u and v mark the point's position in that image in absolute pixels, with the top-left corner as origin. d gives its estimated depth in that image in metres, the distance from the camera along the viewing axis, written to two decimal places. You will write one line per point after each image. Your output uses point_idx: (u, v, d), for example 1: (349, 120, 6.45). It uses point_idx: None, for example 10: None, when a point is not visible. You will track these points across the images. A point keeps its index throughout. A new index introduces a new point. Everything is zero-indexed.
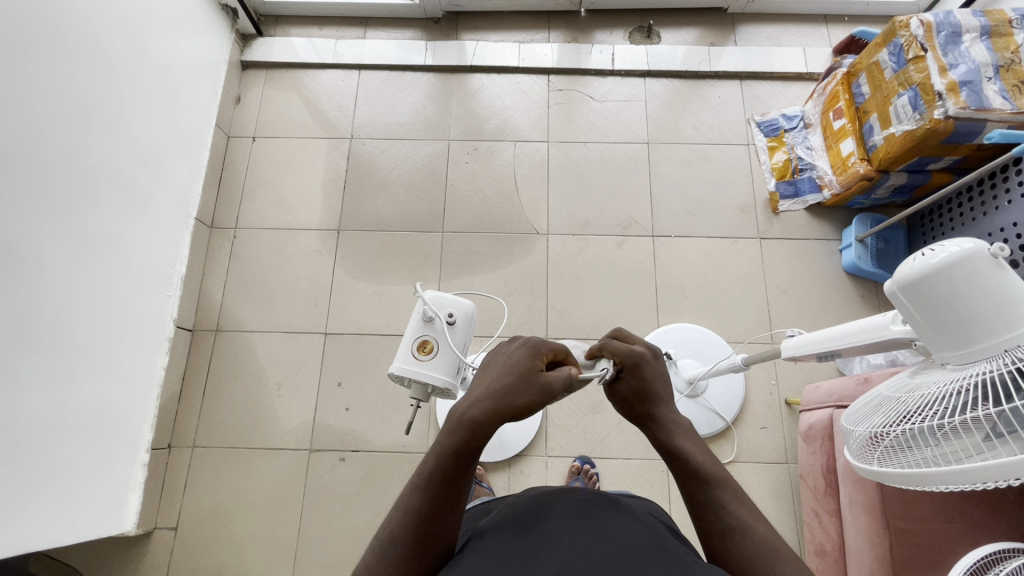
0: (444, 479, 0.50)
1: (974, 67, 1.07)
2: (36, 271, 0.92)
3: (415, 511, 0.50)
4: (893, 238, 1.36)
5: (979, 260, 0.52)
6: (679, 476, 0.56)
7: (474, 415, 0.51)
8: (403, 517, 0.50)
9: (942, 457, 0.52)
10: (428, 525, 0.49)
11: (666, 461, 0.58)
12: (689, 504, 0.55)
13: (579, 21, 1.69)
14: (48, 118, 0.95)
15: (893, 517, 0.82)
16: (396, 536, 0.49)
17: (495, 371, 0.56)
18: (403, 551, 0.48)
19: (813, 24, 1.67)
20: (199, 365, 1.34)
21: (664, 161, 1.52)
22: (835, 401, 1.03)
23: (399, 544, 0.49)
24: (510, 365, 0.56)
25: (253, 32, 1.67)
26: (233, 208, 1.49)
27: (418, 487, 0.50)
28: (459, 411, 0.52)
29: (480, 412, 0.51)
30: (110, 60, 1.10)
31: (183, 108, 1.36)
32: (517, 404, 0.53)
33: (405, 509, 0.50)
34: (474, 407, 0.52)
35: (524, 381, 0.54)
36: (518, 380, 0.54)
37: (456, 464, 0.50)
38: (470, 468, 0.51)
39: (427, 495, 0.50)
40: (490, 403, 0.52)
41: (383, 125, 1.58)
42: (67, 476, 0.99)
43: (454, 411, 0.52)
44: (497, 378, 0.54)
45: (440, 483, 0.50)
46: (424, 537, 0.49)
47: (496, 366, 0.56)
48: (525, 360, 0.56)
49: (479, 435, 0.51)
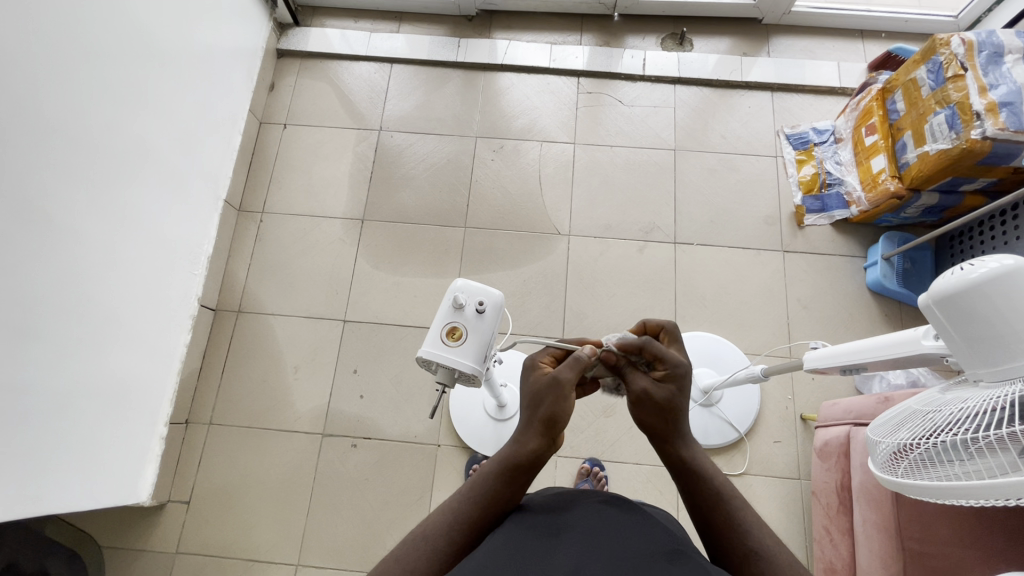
0: (497, 494, 0.53)
1: (1016, 87, 1.05)
2: (72, 241, 0.95)
3: (457, 512, 0.52)
4: (920, 258, 1.34)
5: (1020, 278, 0.51)
6: (695, 491, 0.56)
7: (521, 436, 0.56)
8: (442, 514, 0.52)
9: (972, 472, 0.50)
10: (465, 531, 0.51)
11: (675, 475, 0.59)
12: (698, 516, 0.56)
13: (612, 25, 1.69)
14: (93, 95, 0.98)
15: (909, 539, 0.82)
16: (428, 534, 0.51)
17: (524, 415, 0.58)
18: (434, 548, 0.50)
19: (848, 39, 1.65)
20: (220, 344, 1.37)
21: (690, 169, 1.51)
22: (853, 419, 1.01)
23: (432, 542, 0.50)
24: (530, 385, 0.60)
25: (290, 21, 1.70)
26: (261, 193, 1.52)
27: (468, 496, 0.53)
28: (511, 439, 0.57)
29: (525, 434, 0.56)
30: (154, 41, 1.13)
31: (218, 92, 1.39)
32: (551, 417, 0.57)
33: (448, 511, 0.52)
34: (521, 429, 0.57)
35: (550, 420, 0.57)
36: (544, 422, 0.56)
37: (504, 477, 0.53)
38: (522, 488, 0.54)
39: (478, 507, 0.52)
40: (532, 424, 0.57)
41: (412, 118, 1.59)
42: (87, 443, 1.02)
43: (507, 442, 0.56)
44: (529, 424, 0.57)
45: (489, 494, 0.53)
46: (456, 541, 0.51)
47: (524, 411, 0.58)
48: (535, 403, 0.58)
49: (528, 456, 0.54)
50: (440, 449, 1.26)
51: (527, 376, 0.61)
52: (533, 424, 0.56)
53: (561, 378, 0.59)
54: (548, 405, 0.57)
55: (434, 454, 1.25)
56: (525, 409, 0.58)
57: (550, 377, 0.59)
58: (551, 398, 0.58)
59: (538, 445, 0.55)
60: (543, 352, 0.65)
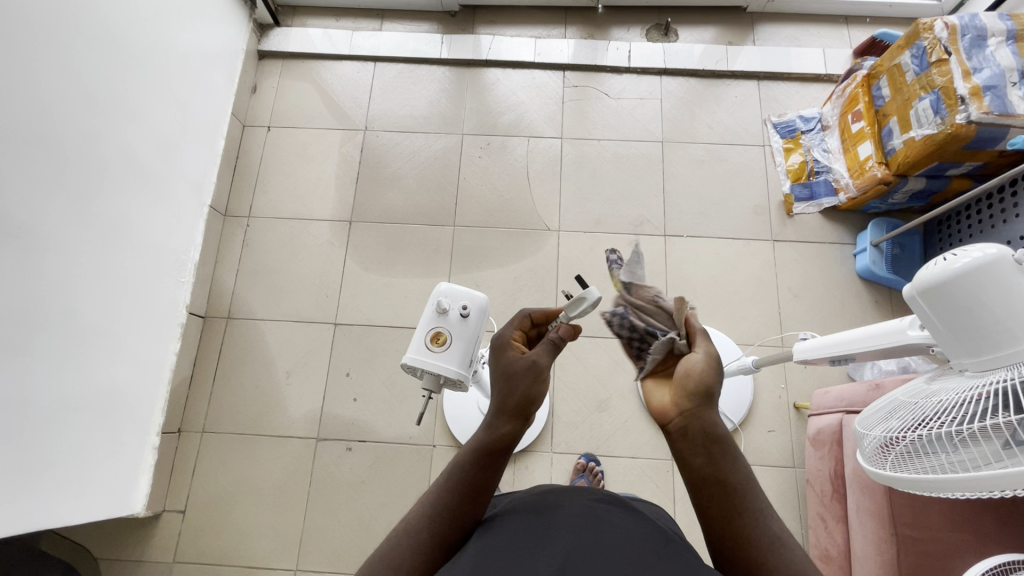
0: (472, 484, 0.52)
1: (999, 71, 1.05)
2: (54, 253, 0.93)
3: (437, 506, 0.51)
4: (909, 243, 1.34)
5: (1003, 267, 0.51)
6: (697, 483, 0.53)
7: (493, 421, 0.55)
8: (423, 510, 0.52)
9: (958, 463, 0.51)
10: (445, 522, 0.51)
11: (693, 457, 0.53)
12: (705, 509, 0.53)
13: (597, 17, 1.68)
14: (69, 102, 0.96)
15: (902, 525, 0.82)
16: (413, 529, 0.51)
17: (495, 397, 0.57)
18: (416, 544, 0.50)
19: (833, 25, 1.65)
20: (210, 351, 1.36)
21: (679, 160, 1.51)
22: (845, 406, 1.02)
23: (415, 538, 0.50)
24: (501, 367, 0.58)
25: (271, 22, 1.68)
26: (247, 197, 1.51)
27: (445, 487, 0.52)
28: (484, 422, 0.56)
29: (497, 418, 0.55)
30: (130, 46, 1.11)
31: (199, 95, 1.37)
32: (522, 398, 0.56)
33: (428, 504, 0.52)
34: (493, 413, 0.56)
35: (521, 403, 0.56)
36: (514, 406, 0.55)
37: (485, 468, 0.53)
38: (495, 473, 0.53)
39: (456, 497, 0.52)
40: (507, 406, 0.55)
41: (398, 117, 1.58)
42: (78, 457, 1.01)
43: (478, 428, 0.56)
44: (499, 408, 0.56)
45: (465, 482, 0.52)
46: (437, 532, 0.50)
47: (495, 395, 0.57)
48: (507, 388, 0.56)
49: (499, 439, 0.54)
50: (435, 449, 1.26)
51: (497, 360, 0.59)
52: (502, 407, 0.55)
53: (536, 361, 0.57)
54: (518, 389, 0.56)
55: (430, 454, 1.25)
56: (502, 393, 0.57)
57: (525, 360, 0.57)
58: (527, 379, 0.56)
59: (509, 427, 0.54)
60: (511, 327, 0.62)
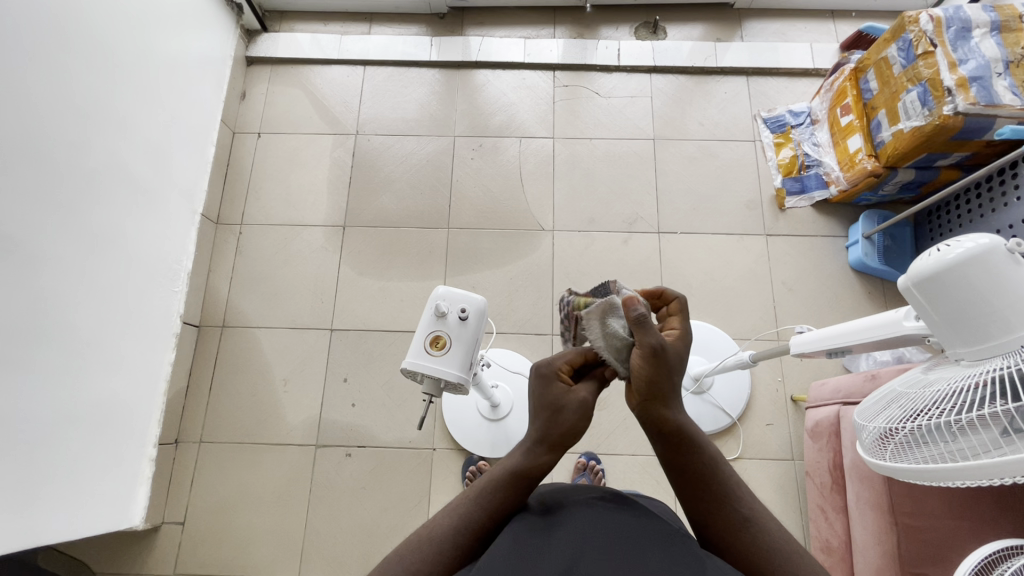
0: (502, 501, 0.51)
1: (984, 62, 1.07)
2: (43, 266, 0.92)
3: (463, 520, 0.50)
4: (900, 234, 1.36)
5: (996, 257, 0.52)
6: (678, 486, 0.53)
7: (533, 448, 0.53)
8: (447, 522, 0.50)
9: (956, 452, 0.52)
10: (471, 535, 0.50)
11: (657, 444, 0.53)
12: (688, 509, 0.52)
13: (585, 16, 1.68)
14: (55, 112, 0.95)
15: (901, 514, 0.83)
16: (434, 536, 0.49)
17: (536, 423, 0.54)
18: (436, 553, 0.48)
19: (819, 20, 1.66)
20: (205, 360, 1.35)
21: (671, 157, 1.51)
22: (842, 398, 1.02)
23: (437, 546, 0.49)
24: (545, 401, 0.55)
25: (258, 28, 1.67)
26: (239, 205, 1.50)
27: (473, 502, 0.51)
28: (521, 445, 0.54)
29: (537, 445, 0.53)
30: (116, 54, 1.10)
31: (187, 103, 1.36)
32: (569, 432, 0.53)
33: (453, 517, 0.50)
34: (532, 440, 0.53)
35: (564, 436, 0.53)
36: (558, 440, 0.53)
37: (517, 488, 0.52)
38: (526, 493, 0.52)
39: (483, 512, 0.51)
40: (550, 436, 0.53)
41: (389, 121, 1.57)
42: (74, 471, 0.99)
43: (514, 452, 0.53)
44: (541, 438, 0.53)
45: (494, 499, 0.51)
46: (462, 544, 0.49)
47: (534, 424, 0.54)
48: (552, 422, 0.53)
49: (540, 468, 0.52)
50: (435, 453, 1.25)
51: (541, 391, 0.55)
52: (546, 437, 0.53)
53: (587, 400, 0.54)
54: (562, 423, 0.53)
55: (430, 458, 1.25)
56: (543, 423, 0.54)
57: (575, 396, 0.54)
58: (578, 416, 0.53)
59: (550, 458, 0.53)
60: (561, 358, 0.57)
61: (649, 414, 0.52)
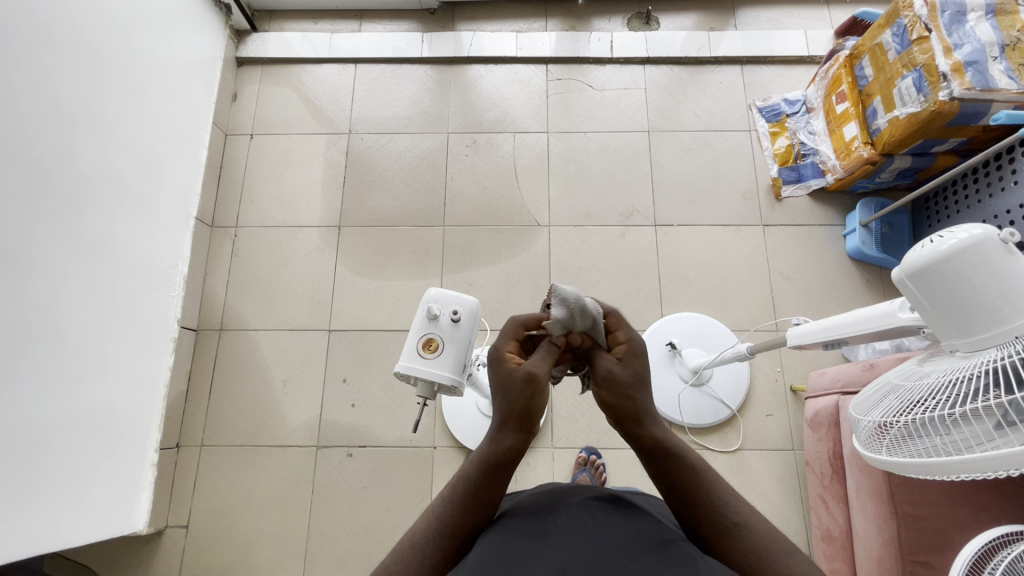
0: (476, 497, 0.51)
1: (979, 46, 1.05)
2: (33, 274, 0.91)
3: (439, 522, 0.50)
4: (897, 222, 1.35)
5: (988, 246, 0.51)
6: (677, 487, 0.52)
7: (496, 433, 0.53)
8: (426, 526, 0.51)
9: (951, 445, 0.51)
10: (451, 536, 0.50)
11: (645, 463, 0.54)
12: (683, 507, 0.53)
13: (577, 8, 1.66)
14: (42, 117, 0.93)
15: (901, 503, 0.82)
16: (414, 542, 0.50)
17: (497, 406, 0.54)
18: (419, 557, 0.49)
19: (813, 7, 1.65)
20: (204, 364, 1.35)
21: (666, 149, 1.50)
22: (840, 387, 1.03)
23: (420, 552, 0.49)
24: (497, 383, 0.54)
25: (248, 27, 1.66)
26: (233, 207, 1.49)
27: (449, 501, 0.51)
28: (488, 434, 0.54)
29: (502, 430, 0.53)
30: (103, 57, 1.08)
31: (178, 105, 1.35)
32: (527, 409, 0.52)
33: (431, 518, 0.51)
34: (497, 426, 0.53)
35: (524, 415, 0.52)
36: (518, 420, 0.52)
37: (489, 479, 0.51)
38: (501, 484, 0.52)
39: (462, 512, 0.51)
40: (511, 420, 0.52)
41: (382, 118, 1.56)
42: (75, 478, 0.99)
43: (481, 443, 0.53)
44: (502, 422, 0.53)
45: (469, 495, 0.51)
46: (442, 547, 0.49)
47: (495, 410, 0.54)
48: (508, 400, 0.52)
49: (506, 452, 0.52)
50: (436, 451, 1.26)
51: (494, 376, 0.54)
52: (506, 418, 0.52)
53: (538, 372, 0.53)
54: (519, 402, 0.52)
55: (431, 455, 1.25)
56: (503, 408, 0.53)
57: (522, 372, 0.52)
58: (530, 391, 0.52)
59: (515, 440, 0.52)
60: (507, 338, 0.56)
61: (627, 431, 0.54)
